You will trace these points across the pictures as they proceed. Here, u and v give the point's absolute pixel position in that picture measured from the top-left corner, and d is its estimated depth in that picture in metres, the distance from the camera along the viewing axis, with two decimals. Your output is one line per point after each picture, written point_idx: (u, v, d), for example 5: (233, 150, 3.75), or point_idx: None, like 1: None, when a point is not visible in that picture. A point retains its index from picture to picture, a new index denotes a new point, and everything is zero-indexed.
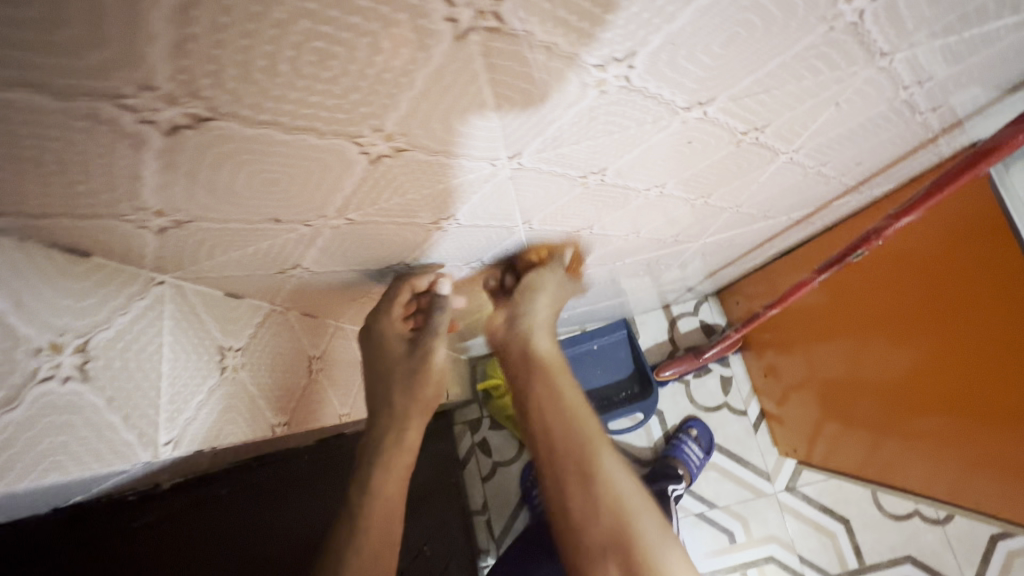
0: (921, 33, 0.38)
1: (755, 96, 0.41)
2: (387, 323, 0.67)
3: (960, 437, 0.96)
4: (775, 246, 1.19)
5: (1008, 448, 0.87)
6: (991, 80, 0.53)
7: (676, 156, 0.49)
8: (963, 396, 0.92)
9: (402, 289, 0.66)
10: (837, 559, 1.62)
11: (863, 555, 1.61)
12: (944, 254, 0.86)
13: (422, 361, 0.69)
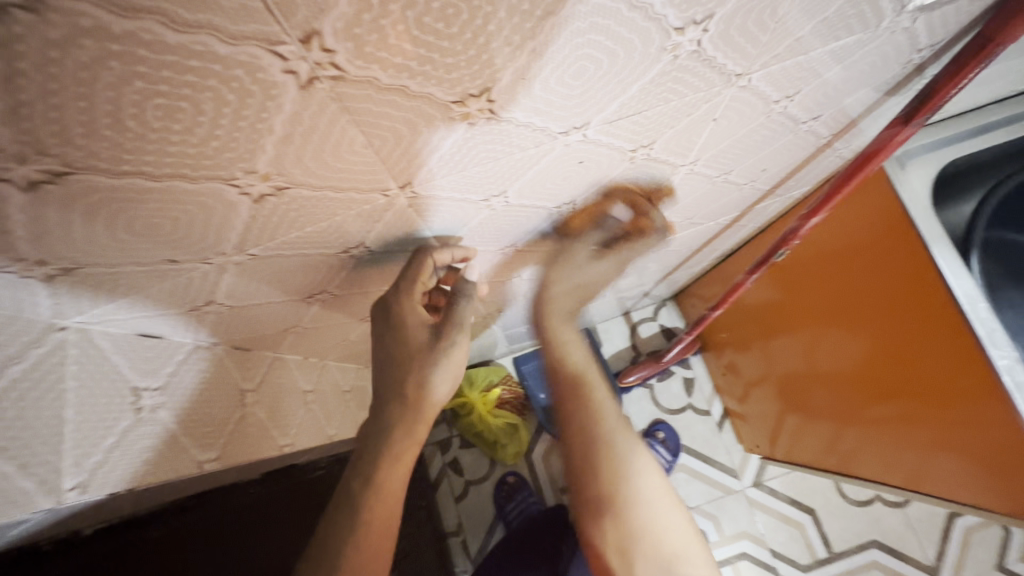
0: (765, 57, 0.42)
1: (628, 119, 0.44)
2: (408, 307, 0.62)
3: (902, 434, 0.94)
4: (714, 249, 1.24)
5: (940, 434, 0.86)
6: (863, 88, 0.58)
7: (574, 175, 0.52)
8: (893, 391, 0.92)
9: (424, 263, 0.60)
10: (806, 550, 1.66)
11: (830, 543, 1.67)
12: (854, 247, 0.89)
13: (445, 351, 0.63)
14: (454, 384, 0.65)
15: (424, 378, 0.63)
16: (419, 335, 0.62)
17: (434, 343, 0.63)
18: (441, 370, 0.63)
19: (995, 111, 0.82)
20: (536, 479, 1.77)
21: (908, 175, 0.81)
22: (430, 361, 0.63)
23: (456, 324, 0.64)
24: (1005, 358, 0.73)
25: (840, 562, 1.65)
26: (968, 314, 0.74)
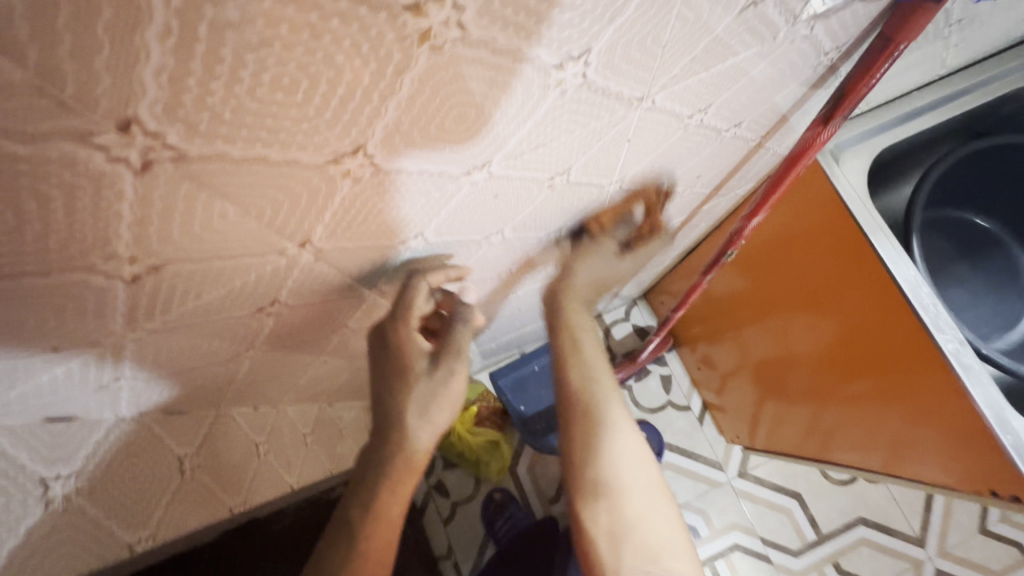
0: (662, 80, 0.41)
1: (533, 152, 0.42)
2: (405, 331, 0.61)
3: (880, 414, 0.88)
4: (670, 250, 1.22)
5: (905, 422, 0.83)
6: (779, 93, 0.58)
7: (492, 206, 0.51)
8: (855, 377, 0.89)
9: (421, 288, 0.59)
10: (796, 534, 1.68)
11: (818, 525, 1.69)
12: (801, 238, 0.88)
13: (444, 381, 0.62)
14: (450, 414, 0.63)
15: (422, 414, 0.60)
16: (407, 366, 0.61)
17: (427, 373, 0.61)
18: (430, 403, 0.61)
19: (920, 97, 0.83)
20: (523, 492, 1.75)
21: (844, 165, 0.81)
22: (423, 389, 0.60)
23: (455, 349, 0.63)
24: (951, 342, 0.73)
25: (829, 543, 1.67)
26: (913, 302, 0.74)
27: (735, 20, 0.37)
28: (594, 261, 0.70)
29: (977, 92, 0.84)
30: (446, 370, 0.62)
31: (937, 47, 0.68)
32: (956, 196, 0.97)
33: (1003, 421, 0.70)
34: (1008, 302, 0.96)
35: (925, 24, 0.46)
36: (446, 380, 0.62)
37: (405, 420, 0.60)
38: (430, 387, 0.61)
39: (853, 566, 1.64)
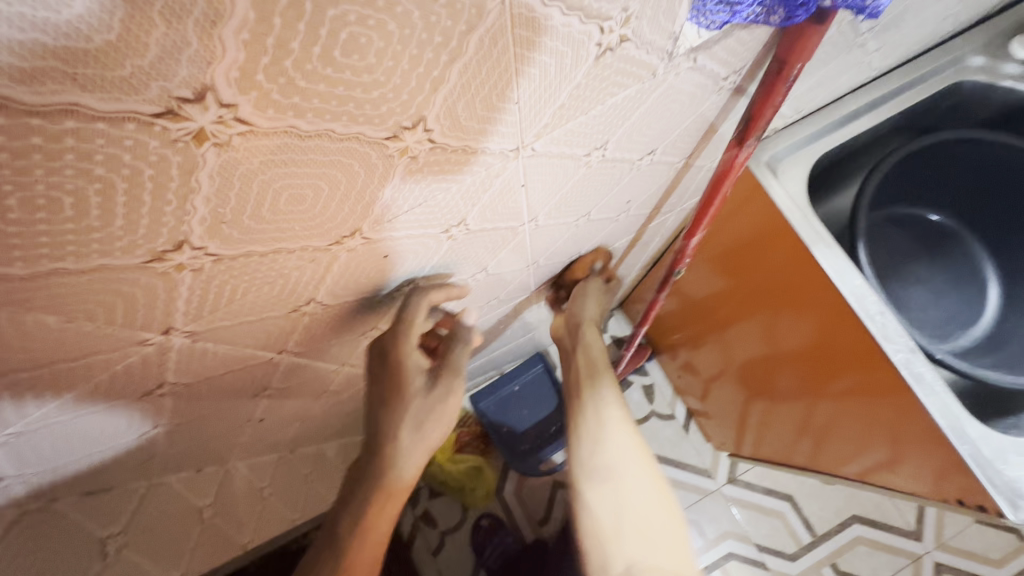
0: (535, 129, 0.38)
1: (407, 214, 0.40)
2: (403, 347, 0.62)
3: (860, 419, 0.82)
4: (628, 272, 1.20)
5: (888, 427, 0.77)
6: (689, 121, 0.56)
7: (387, 264, 0.49)
8: (824, 385, 0.85)
9: (421, 304, 0.60)
10: (791, 538, 1.65)
11: (813, 527, 1.66)
12: (750, 247, 0.85)
13: (440, 399, 0.65)
14: (441, 429, 0.66)
15: (415, 432, 0.64)
16: (398, 393, 0.63)
17: (423, 391, 0.65)
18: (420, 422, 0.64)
19: (854, 100, 0.81)
20: (512, 516, 1.71)
21: (781, 176, 0.79)
22: (417, 404, 0.64)
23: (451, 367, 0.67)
24: (901, 351, 0.70)
25: (825, 544, 1.64)
26: (860, 312, 0.72)
27: (593, 67, 0.35)
28: (590, 305, 0.86)
29: (912, 89, 0.82)
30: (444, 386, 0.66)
31: (856, 54, 0.67)
32: (908, 192, 0.95)
33: (960, 431, 0.68)
34: (967, 297, 0.94)
35: (815, 44, 0.44)
36: (442, 397, 0.66)
37: (394, 445, 0.63)
38: (425, 405, 0.64)
39: (852, 566, 1.61)
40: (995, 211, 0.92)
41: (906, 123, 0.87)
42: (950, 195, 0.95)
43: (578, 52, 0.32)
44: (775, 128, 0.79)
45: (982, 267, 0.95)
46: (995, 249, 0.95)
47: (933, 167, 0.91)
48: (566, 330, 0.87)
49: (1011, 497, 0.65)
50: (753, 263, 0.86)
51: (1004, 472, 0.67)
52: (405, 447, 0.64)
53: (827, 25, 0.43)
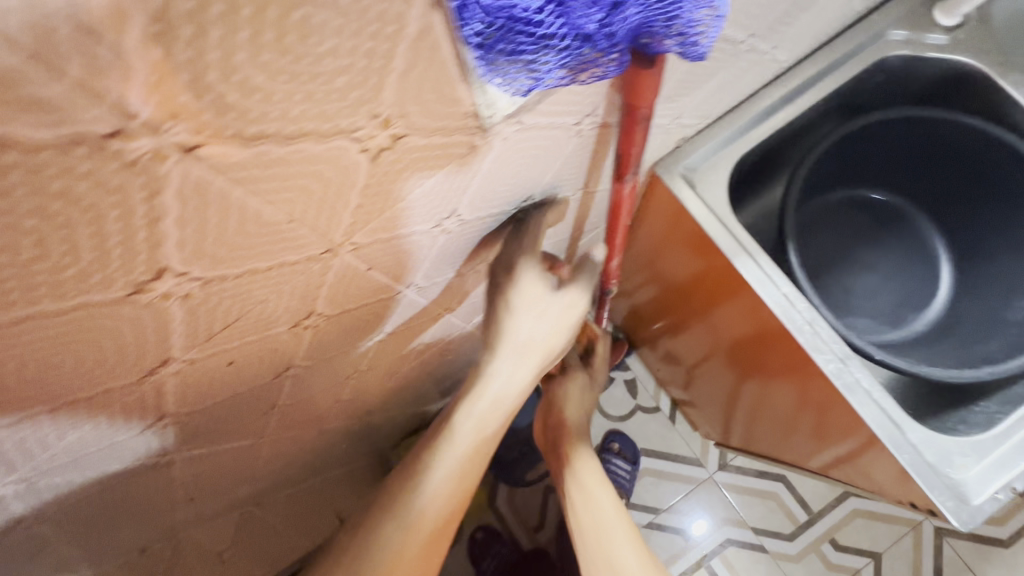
0: (340, 230, 0.35)
1: (225, 331, 0.38)
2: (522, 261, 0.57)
3: (825, 424, 0.75)
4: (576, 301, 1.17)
5: (848, 430, 0.70)
6: (565, 163, 0.52)
7: (246, 365, 0.46)
8: (771, 391, 0.82)
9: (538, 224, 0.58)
10: (787, 517, 1.48)
11: (809, 504, 1.49)
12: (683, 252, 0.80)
13: (573, 308, 0.58)
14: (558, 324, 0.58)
15: (514, 353, 0.57)
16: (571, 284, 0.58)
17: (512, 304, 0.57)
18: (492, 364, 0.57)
19: (769, 94, 0.76)
20: (507, 524, 1.62)
21: (698, 186, 0.75)
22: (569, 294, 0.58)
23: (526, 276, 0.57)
24: (833, 360, 0.68)
25: (822, 520, 1.46)
26: (788, 325, 0.69)
27: (374, 169, 0.32)
28: (579, 397, 0.76)
29: (832, 74, 0.77)
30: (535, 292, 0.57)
31: (750, 56, 0.62)
32: (850, 174, 0.90)
33: (899, 439, 0.65)
34: (915, 280, 0.90)
35: (656, 85, 0.41)
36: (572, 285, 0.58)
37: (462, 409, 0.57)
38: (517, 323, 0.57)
39: (851, 539, 1.45)
40: (935, 188, 0.88)
41: (829, 109, 0.82)
42: (887, 175, 0.90)
43: (336, 166, 0.29)
44: (687, 136, 0.75)
45: (933, 246, 0.90)
46: (945, 227, 0.89)
47: (872, 147, 0.86)
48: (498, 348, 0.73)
49: (958, 506, 0.62)
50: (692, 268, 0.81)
51: (950, 477, 0.64)
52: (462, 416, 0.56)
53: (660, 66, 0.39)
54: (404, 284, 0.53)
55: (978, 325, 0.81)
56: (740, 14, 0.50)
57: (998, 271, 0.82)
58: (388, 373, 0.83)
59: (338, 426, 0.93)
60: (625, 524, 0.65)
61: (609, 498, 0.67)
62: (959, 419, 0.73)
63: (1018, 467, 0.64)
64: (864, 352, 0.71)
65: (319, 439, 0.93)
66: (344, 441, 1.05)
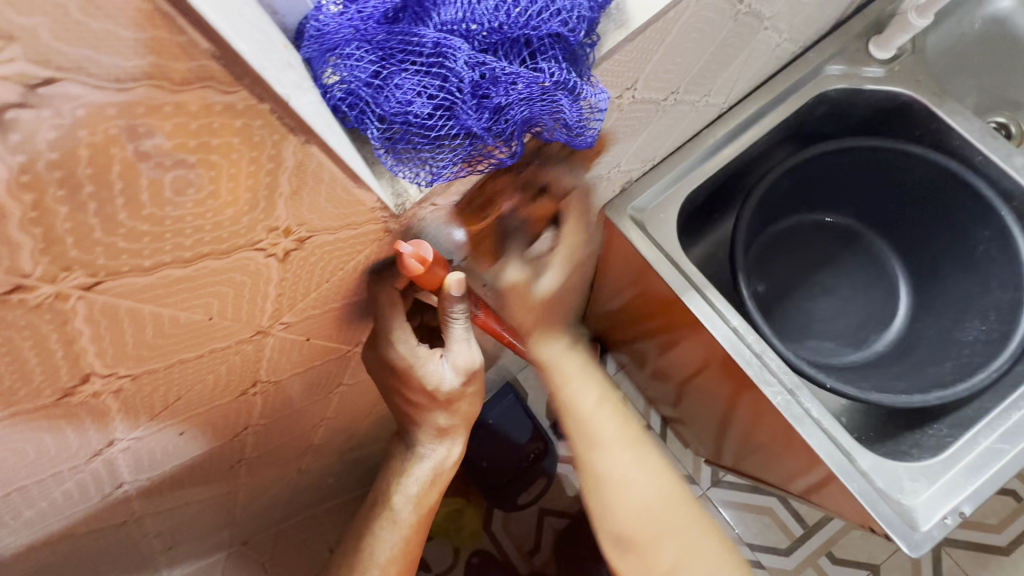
0: (265, 315, 0.38)
1: (168, 410, 0.41)
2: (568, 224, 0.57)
3: (790, 449, 0.76)
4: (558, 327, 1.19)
5: (806, 458, 0.72)
6: (508, 216, 0.55)
7: (201, 430, 0.49)
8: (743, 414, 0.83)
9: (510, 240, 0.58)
10: (783, 532, 1.32)
11: (805, 516, 1.33)
12: (642, 288, 0.83)
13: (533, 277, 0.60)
14: (438, 489, 0.67)
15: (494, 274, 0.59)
16: (449, 444, 0.65)
17: (404, 491, 0.65)
18: (389, 536, 0.65)
19: (712, 133, 0.79)
20: (502, 548, 1.45)
21: (648, 226, 0.78)
22: (444, 451, 0.65)
23: (419, 453, 0.65)
24: (780, 393, 0.70)
25: (820, 532, 1.32)
26: (737, 359, 0.71)
27: (286, 266, 0.35)
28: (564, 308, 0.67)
29: (773, 110, 0.80)
30: (427, 469, 0.65)
31: (681, 106, 0.65)
32: (806, 202, 0.93)
33: (849, 467, 0.67)
34: (874, 301, 0.92)
35: (442, 267, 0.47)
36: (453, 439, 0.65)
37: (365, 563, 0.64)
38: (404, 506, 0.65)
39: (849, 552, 1.30)
40: (888, 211, 0.89)
41: (775, 143, 0.84)
42: (840, 200, 0.92)
43: (246, 272, 0.33)
44: (634, 178, 0.78)
45: (891, 266, 0.92)
46: (902, 249, 0.90)
47: (823, 176, 0.88)
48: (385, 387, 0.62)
49: (906, 531, 0.64)
50: (653, 302, 0.83)
51: (900, 503, 0.65)
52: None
53: (435, 258, 0.45)
54: (351, 343, 0.56)
55: (933, 347, 0.83)
56: (654, 80, 0.53)
57: (951, 291, 0.84)
58: (361, 415, 0.86)
59: (319, 463, 0.95)
60: (632, 447, 0.61)
61: (595, 391, 0.61)
62: (913, 442, 0.74)
63: (965, 490, 0.65)
64: (815, 380, 0.73)
65: (302, 476, 0.95)
66: (327, 477, 1.07)
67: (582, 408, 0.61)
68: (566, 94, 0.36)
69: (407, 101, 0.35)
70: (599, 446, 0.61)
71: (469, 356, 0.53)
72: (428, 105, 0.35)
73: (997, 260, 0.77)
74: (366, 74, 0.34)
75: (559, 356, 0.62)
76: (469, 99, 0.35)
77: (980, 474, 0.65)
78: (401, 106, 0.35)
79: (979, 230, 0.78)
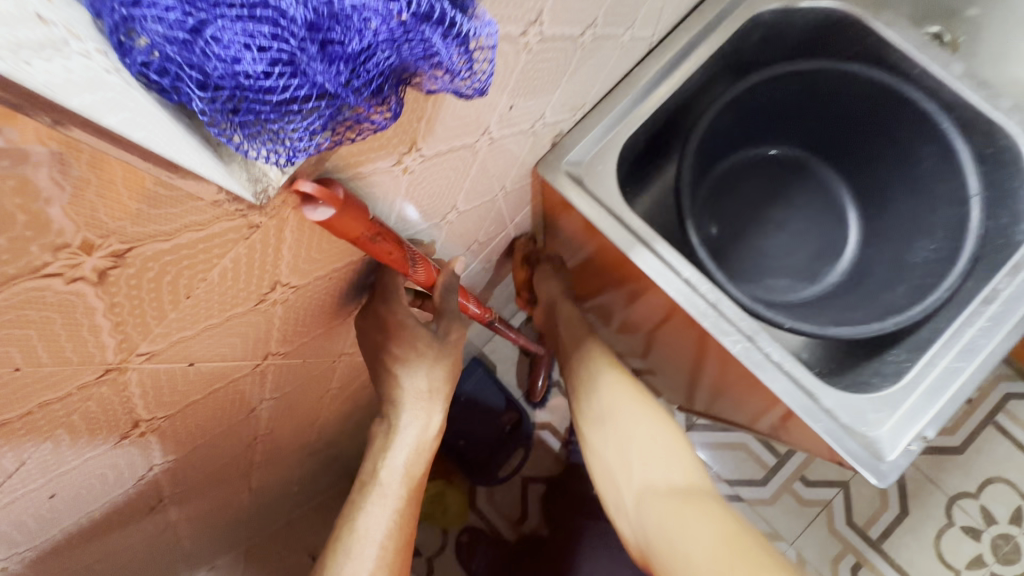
0: (113, 350, 0.31)
1: (15, 477, 0.33)
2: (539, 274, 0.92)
3: None
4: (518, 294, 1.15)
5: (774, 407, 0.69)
6: (427, 182, 0.48)
7: (81, 485, 0.41)
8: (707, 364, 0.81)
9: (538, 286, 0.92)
10: (757, 463, 1.34)
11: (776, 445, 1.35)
12: (591, 248, 0.78)
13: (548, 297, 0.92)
14: (424, 457, 0.62)
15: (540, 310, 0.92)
16: (432, 408, 0.61)
17: (389, 460, 0.60)
18: (378, 514, 0.59)
19: (644, 72, 0.73)
20: (491, 523, 1.42)
21: (586, 181, 0.71)
22: (428, 416, 0.62)
23: (397, 424, 0.61)
24: (740, 341, 0.67)
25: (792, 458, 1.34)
26: (691, 311, 0.67)
27: (108, 292, 0.27)
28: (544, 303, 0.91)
29: (706, 40, 0.74)
30: (410, 437, 0.61)
31: (604, 43, 0.58)
32: (751, 135, 0.88)
33: (813, 407, 0.65)
34: (824, 231, 0.89)
35: (360, 211, 0.37)
36: (436, 403, 0.62)
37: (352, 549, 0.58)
38: (392, 478, 0.60)
39: (822, 473, 1.32)
40: (830, 136, 0.86)
41: (713, 76, 0.78)
42: (782, 129, 0.88)
43: (41, 306, 0.25)
44: (566, 129, 0.71)
45: (839, 193, 0.89)
46: (850, 175, 0.87)
47: (765, 107, 0.83)
48: (373, 352, 0.60)
49: (872, 463, 0.63)
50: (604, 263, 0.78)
51: (864, 435, 0.64)
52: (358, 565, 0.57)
53: (347, 200, 0.36)
54: (260, 359, 0.48)
55: (886, 270, 0.82)
56: (564, 12, 0.46)
57: (899, 213, 0.82)
58: (309, 422, 0.79)
59: (276, 475, 0.88)
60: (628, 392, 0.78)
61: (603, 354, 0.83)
62: (874, 371, 0.73)
63: (928, 415, 0.64)
64: (773, 323, 0.70)
65: (260, 492, 0.88)
66: (292, 486, 1.01)
67: (621, 408, 0.76)
68: (434, 28, 0.29)
69: (233, 58, 0.25)
70: (622, 425, 0.75)
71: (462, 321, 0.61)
72: (261, 61, 0.26)
73: (943, 177, 0.75)
74: (167, 26, 0.25)
75: (611, 382, 0.79)
76: (313, 49, 0.27)
77: (941, 396, 0.64)
78: (224, 65, 0.26)
79: (924, 147, 0.76)
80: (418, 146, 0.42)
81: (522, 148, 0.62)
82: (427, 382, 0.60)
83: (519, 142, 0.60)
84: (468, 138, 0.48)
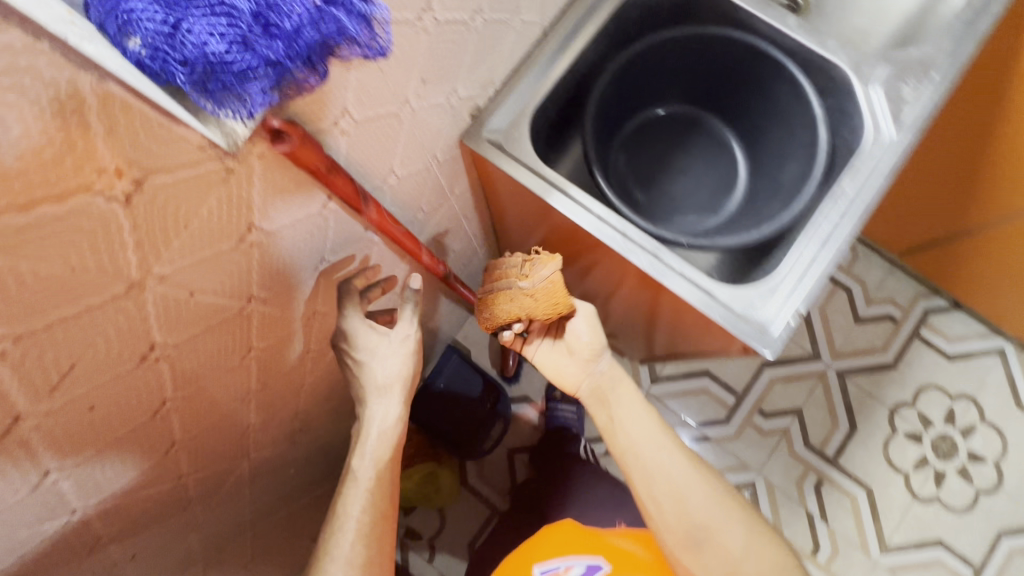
0: (135, 265, 0.42)
1: (68, 379, 0.44)
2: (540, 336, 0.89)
3: (671, 307, 0.87)
4: (474, 270, 1.27)
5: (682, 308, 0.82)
6: (361, 145, 0.61)
7: (113, 405, 0.51)
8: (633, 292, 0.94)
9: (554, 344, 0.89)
10: (719, 404, 1.45)
11: (734, 387, 1.47)
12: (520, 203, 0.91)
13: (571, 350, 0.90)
14: (391, 440, 0.78)
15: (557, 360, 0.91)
16: (391, 400, 0.78)
17: (361, 450, 0.77)
18: (355, 494, 0.74)
19: (541, 51, 0.87)
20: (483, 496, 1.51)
21: (505, 145, 0.85)
22: (389, 404, 0.79)
23: (366, 412, 0.78)
24: (645, 257, 0.81)
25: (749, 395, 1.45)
26: (602, 237, 0.81)
27: (132, 211, 0.39)
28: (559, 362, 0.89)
29: (589, 20, 0.89)
30: (377, 426, 0.78)
31: (496, 26, 0.72)
32: (646, 96, 1.03)
33: (711, 301, 0.79)
34: (720, 169, 1.04)
35: (316, 146, 0.50)
36: (394, 392, 0.79)
37: (336, 520, 0.73)
38: (362, 464, 0.76)
39: (776, 404, 1.44)
40: (709, 90, 1.02)
41: (602, 49, 0.93)
42: (670, 89, 1.03)
43: (89, 217, 0.36)
44: (482, 105, 0.85)
45: (726, 136, 1.05)
46: (732, 120, 1.03)
47: (651, 71, 0.99)
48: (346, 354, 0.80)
49: (761, 336, 0.77)
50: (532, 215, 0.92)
51: (753, 317, 0.79)
52: (339, 530, 0.71)
53: (305, 135, 0.48)
54: (244, 301, 0.59)
55: (768, 190, 0.98)
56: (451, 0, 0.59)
57: (772, 143, 0.98)
58: (294, 388, 0.89)
59: (271, 448, 0.97)
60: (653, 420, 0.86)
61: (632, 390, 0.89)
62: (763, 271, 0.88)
63: (802, 294, 0.79)
64: (674, 241, 0.85)
65: (258, 466, 0.97)
66: (287, 465, 1.10)
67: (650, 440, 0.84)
68: (341, 9, 0.42)
69: (202, 41, 0.37)
70: (655, 458, 0.83)
71: (407, 326, 0.79)
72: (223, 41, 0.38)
73: (796, 105, 0.92)
74: (154, 25, 0.36)
75: (630, 407, 0.87)
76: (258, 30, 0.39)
77: (810, 277, 0.80)
78: (197, 47, 0.37)
79: (778, 85, 0.93)
80: (348, 112, 0.55)
81: (443, 120, 0.75)
82: (387, 377, 0.78)
83: (439, 114, 0.73)
84: (390, 106, 0.61)
